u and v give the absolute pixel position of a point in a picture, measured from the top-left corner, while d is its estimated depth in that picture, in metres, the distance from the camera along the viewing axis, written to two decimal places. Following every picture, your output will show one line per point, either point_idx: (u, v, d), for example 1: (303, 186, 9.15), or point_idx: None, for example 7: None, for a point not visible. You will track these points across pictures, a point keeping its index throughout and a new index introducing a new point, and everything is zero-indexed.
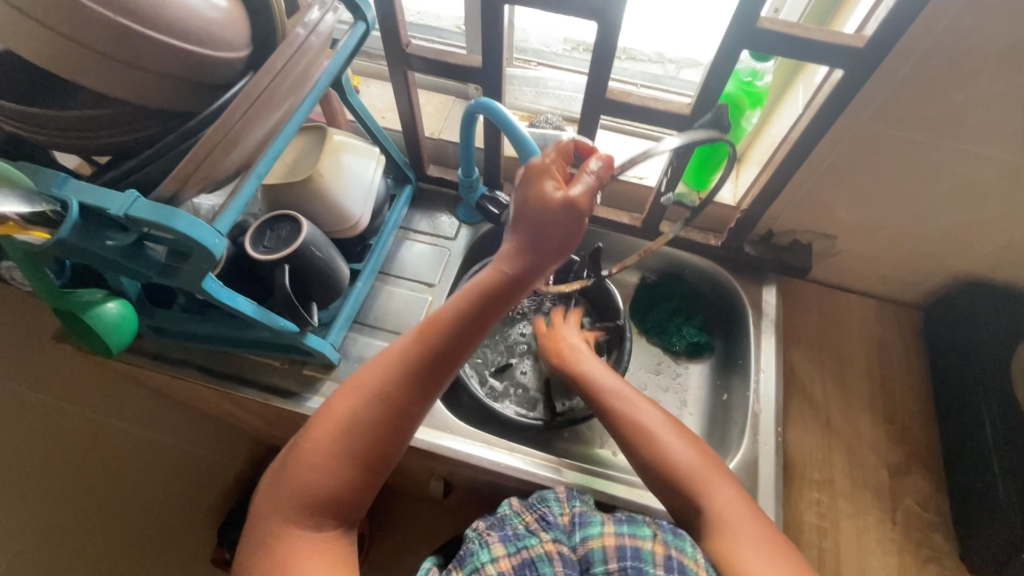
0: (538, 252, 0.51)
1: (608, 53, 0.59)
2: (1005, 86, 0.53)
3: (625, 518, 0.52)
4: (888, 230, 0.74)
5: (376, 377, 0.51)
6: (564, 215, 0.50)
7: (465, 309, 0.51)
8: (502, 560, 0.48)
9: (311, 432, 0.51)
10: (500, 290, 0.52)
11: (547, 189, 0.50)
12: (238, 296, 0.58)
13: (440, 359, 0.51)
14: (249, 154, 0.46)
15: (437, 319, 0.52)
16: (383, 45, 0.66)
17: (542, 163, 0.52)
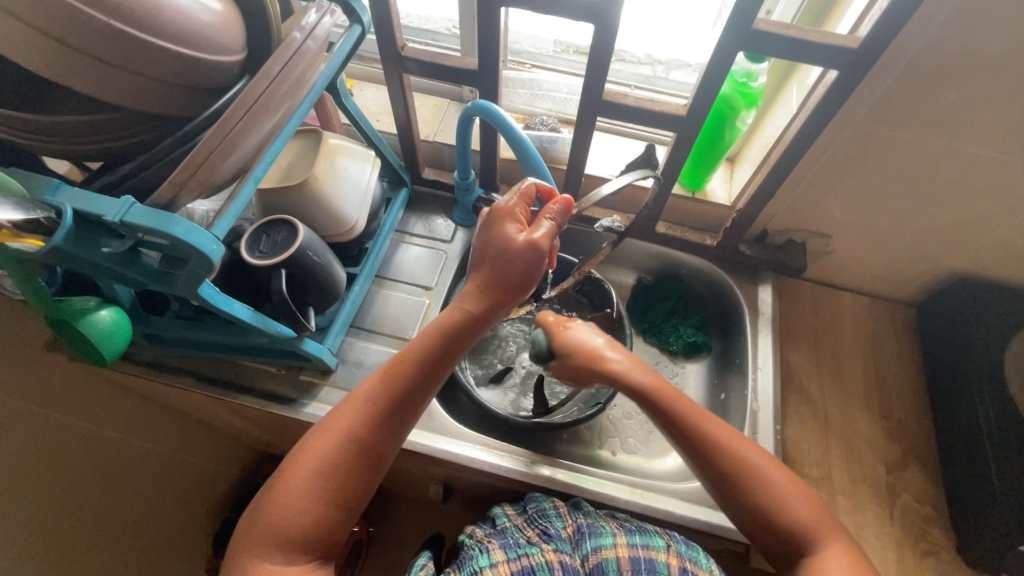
0: (501, 287, 0.55)
1: (605, 55, 0.59)
2: (996, 85, 0.54)
3: (637, 531, 0.54)
4: (882, 227, 0.75)
5: (345, 418, 0.51)
6: (528, 256, 0.54)
7: (429, 349, 0.54)
8: (501, 566, 0.50)
9: (282, 475, 0.50)
10: (462, 330, 0.54)
11: (513, 234, 0.54)
12: (234, 302, 0.57)
13: (408, 397, 0.53)
14: (246, 158, 0.45)
15: (403, 360, 0.53)
16: (378, 47, 0.65)
17: (508, 206, 0.55)
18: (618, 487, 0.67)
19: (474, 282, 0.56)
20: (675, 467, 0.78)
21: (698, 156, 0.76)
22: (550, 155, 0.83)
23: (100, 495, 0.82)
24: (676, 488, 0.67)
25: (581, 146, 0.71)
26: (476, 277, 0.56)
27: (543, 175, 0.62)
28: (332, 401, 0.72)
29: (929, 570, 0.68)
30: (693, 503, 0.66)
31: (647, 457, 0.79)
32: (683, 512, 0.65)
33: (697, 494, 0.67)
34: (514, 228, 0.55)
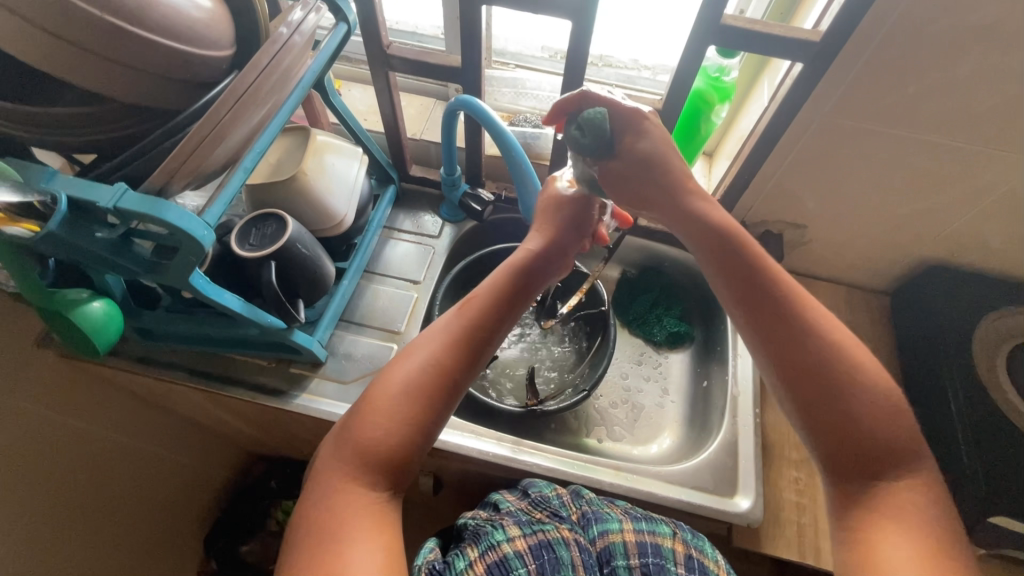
0: (560, 229, 0.59)
1: (582, 51, 0.61)
2: (951, 75, 0.57)
3: (642, 518, 0.55)
4: (854, 217, 0.78)
5: (430, 341, 0.50)
6: (577, 201, 0.60)
7: (507, 283, 0.55)
8: (518, 540, 0.50)
9: (368, 397, 0.48)
10: (533, 268, 0.57)
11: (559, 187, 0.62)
12: (225, 292, 0.58)
13: (489, 326, 0.52)
14: (236, 148, 0.47)
15: (481, 291, 0.54)
16: (364, 45, 0.67)
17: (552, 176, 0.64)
18: (603, 471, 0.68)
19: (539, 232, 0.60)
20: (658, 454, 0.80)
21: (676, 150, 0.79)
22: (534, 151, 0.85)
23: (92, 491, 0.83)
24: (659, 471, 0.69)
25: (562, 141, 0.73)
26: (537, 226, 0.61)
27: (525, 168, 0.64)
28: (322, 393, 0.73)
29: None
30: (675, 484, 0.68)
31: (632, 444, 0.81)
32: (666, 493, 0.67)
33: (679, 477, 0.69)
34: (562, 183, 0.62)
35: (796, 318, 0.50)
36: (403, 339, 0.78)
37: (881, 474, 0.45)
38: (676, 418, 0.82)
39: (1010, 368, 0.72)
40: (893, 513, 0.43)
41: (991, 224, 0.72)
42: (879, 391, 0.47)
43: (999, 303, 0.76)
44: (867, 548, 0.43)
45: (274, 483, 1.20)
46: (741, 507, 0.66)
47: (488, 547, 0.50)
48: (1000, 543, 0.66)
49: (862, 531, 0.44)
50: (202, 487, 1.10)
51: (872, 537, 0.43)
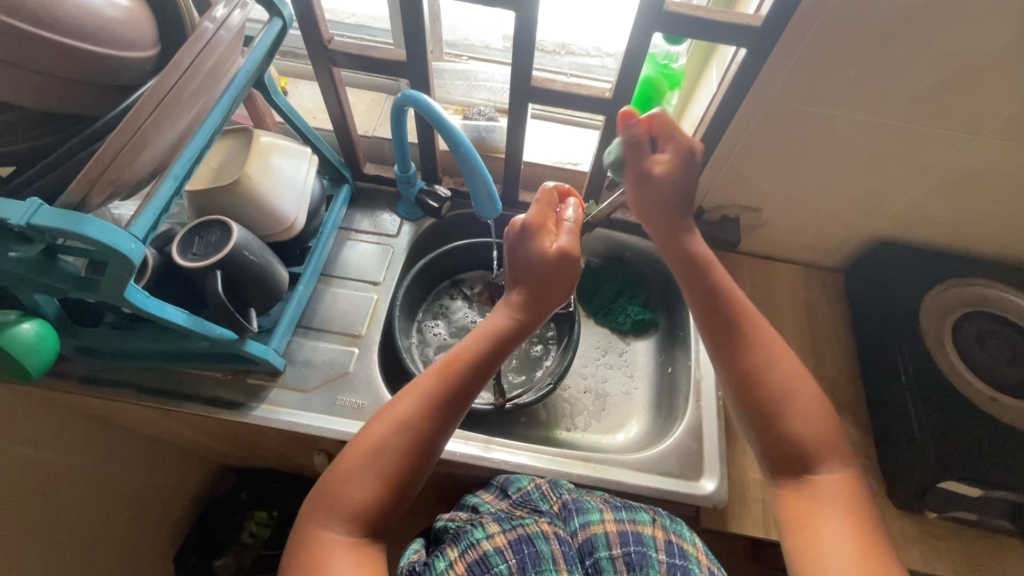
0: (546, 299, 0.54)
1: (528, 42, 0.60)
2: (887, 56, 0.58)
3: (622, 507, 0.54)
4: (805, 199, 0.80)
5: (404, 407, 0.49)
6: (565, 266, 0.53)
7: (488, 351, 0.52)
8: (498, 536, 0.50)
9: (345, 453, 0.48)
10: (517, 336, 0.53)
11: (544, 247, 0.53)
12: (167, 306, 0.56)
13: (465, 391, 0.51)
14: (163, 152, 0.44)
15: (460, 355, 0.51)
16: (304, 41, 0.65)
17: (536, 218, 0.54)
18: (573, 463, 0.68)
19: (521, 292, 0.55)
20: (626, 443, 0.80)
21: None
22: (488, 145, 0.84)
23: (47, 519, 0.79)
24: (627, 460, 0.70)
25: (516, 133, 0.72)
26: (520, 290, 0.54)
27: (476, 164, 0.61)
28: (282, 403, 0.71)
29: None
30: (643, 472, 0.69)
31: (600, 433, 0.81)
32: (634, 481, 0.67)
33: (649, 464, 0.70)
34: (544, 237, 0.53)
35: (741, 319, 0.55)
36: (364, 342, 0.77)
37: (805, 466, 0.49)
38: (643, 405, 0.83)
39: (955, 337, 0.75)
40: (820, 501, 0.47)
41: (934, 199, 0.74)
42: (805, 392, 0.52)
43: (942, 276, 0.79)
44: (802, 529, 0.46)
45: (245, 495, 1.17)
46: (707, 489, 0.67)
47: (468, 546, 0.50)
48: (951, 507, 0.68)
49: (798, 515, 0.47)
50: (168, 505, 1.06)
51: (811, 521, 0.46)
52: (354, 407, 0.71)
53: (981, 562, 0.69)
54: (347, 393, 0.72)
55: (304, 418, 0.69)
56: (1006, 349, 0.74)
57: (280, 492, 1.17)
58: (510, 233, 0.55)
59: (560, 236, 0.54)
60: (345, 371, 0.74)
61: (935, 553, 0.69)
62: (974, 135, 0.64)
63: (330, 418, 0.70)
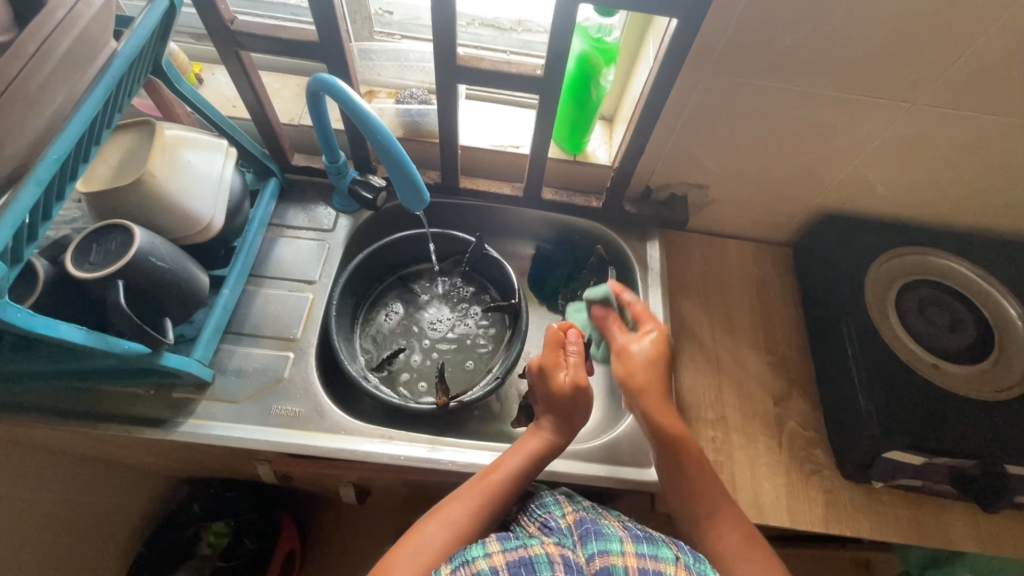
0: (567, 423, 0.62)
1: (448, 17, 0.55)
2: (822, 23, 0.56)
3: (644, 539, 0.51)
4: (750, 174, 0.78)
5: (457, 513, 0.54)
6: (580, 396, 0.61)
7: (524, 466, 0.59)
8: (496, 555, 0.48)
9: (398, 548, 0.52)
10: (547, 456, 0.61)
11: (559, 380, 0.61)
12: (61, 324, 0.50)
13: (504, 499, 0.57)
14: (17, 154, 0.38)
15: (500, 468, 0.58)
16: (202, 22, 0.58)
17: (549, 359, 0.63)
18: None
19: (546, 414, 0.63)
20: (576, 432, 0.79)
21: (571, 119, 0.75)
22: (423, 129, 0.80)
23: None
24: (577, 450, 0.68)
25: (448, 116, 0.67)
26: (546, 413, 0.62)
27: (396, 151, 0.57)
28: (212, 416, 0.66)
29: (814, 488, 0.72)
30: (592, 461, 0.68)
31: None
32: (584, 471, 0.67)
33: (601, 452, 0.69)
34: (559, 371, 0.62)
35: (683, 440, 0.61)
36: (300, 346, 0.72)
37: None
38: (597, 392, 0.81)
39: (898, 307, 0.76)
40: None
41: (876, 169, 0.74)
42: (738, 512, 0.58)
43: (884, 246, 0.79)
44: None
45: (198, 507, 1.12)
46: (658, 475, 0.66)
47: (462, 563, 0.48)
48: (895, 475, 0.69)
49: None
50: (117, 524, 1.00)
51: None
52: (291, 416, 0.67)
53: (926, 527, 0.70)
54: (283, 401, 0.68)
55: (237, 430, 0.65)
56: (946, 316, 0.76)
57: (235, 503, 1.12)
58: (531, 372, 0.65)
59: (570, 368, 0.62)
60: (280, 378, 0.70)
61: (883, 521, 0.70)
62: (912, 103, 0.64)
63: (264, 429, 0.66)
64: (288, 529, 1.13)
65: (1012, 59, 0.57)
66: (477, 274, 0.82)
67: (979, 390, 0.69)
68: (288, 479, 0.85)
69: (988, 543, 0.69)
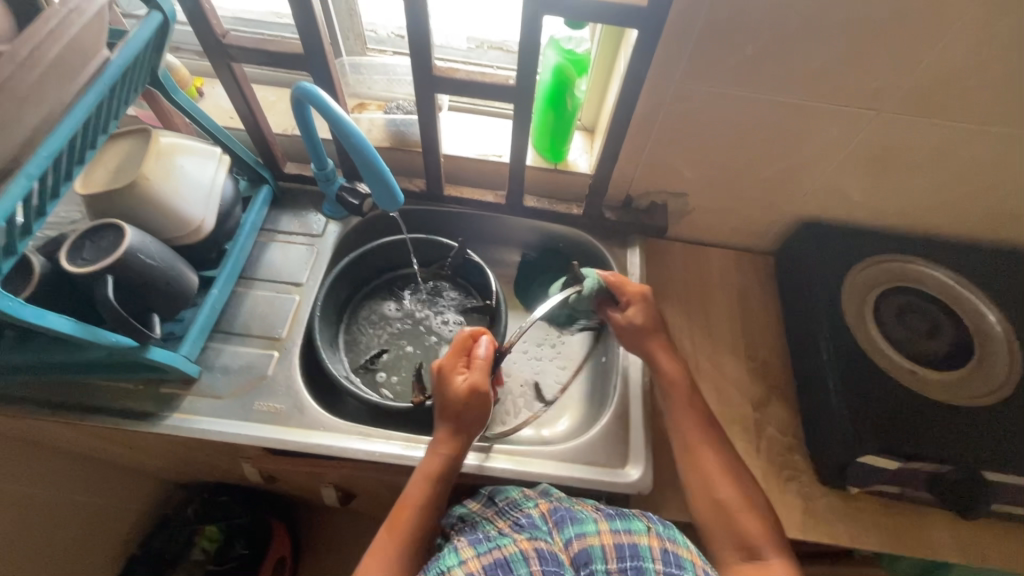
0: (463, 428, 0.62)
1: (422, 28, 0.58)
2: (778, 34, 0.59)
3: (617, 515, 0.53)
4: (726, 182, 0.80)
5: (381, 570, 0.55)
6: (475, 399, 0.62)
7: (426, 494, 0.59)
8: (471, 561, 0.49)
9: None
10: (448, 472, 0.61)
11: (457, 382, 0.62)
12: (48, 313, 0.53)
13: (416, 536, 0.58)
14: (9, 150, 0.42)
15: (404, 509, 0.59)
16: (196, 36, 0.63)
17: (446, 364, 0.64)
18: (496, 456, 0.68)
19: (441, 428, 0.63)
20: (553, 437, 0.79)
21: (551, 129, 0.78)
22: (409, 139, 0.83)
23: None
24: (552, 451, 0.69)
25: (428, 125, 0.70)
26: (440, 426, 0.62)
27: (374, 156, 0.60)
28: (196, 411, 0.68)
29: (792, 494, 0.71)
30: (566, 462, 0.68)
31: (535, 427, 0.80)
32: (558, 471, 0.67)
33: (574, 454, 0.69)
34: (458, 377, 0.63)
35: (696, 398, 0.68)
36: (285, 345, 0.75)
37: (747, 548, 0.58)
38: (577, 397, 0.82)
39: (876, 313, 0.76)
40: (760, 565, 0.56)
41: (849, 176, 0.75)
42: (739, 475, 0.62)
43: (861, 253, 0.80)
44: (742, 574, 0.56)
45: (190, 511, 1.12)
46: (632, 476, 0.67)
47: (439, 573, 0.49)
48: (874, 481, 0.68)
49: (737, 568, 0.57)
50: (111, 523, 1.02)
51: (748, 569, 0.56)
52: (272, 412, 0.69)
53: (907, 534, 0.69)
54: (266, 398, 0.70)
55: (220, 425, 0.67)
56: (925, 323, 0.76)
57: (228, 506, 1.11)
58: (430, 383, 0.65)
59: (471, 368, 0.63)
60: (264, 375, 0.72)
61: (862, 528, 0.69)
62: (877, 110, 0.65)
63: (246, 424, 0.68)
64: (280, 536, 1.13)
65: (969, 66, 0.59)
66: (461, 278, 0.85)
67: (956, 396, 0.69)
68: (273, 480, 0.86)
69: (970, 553, 0.67)
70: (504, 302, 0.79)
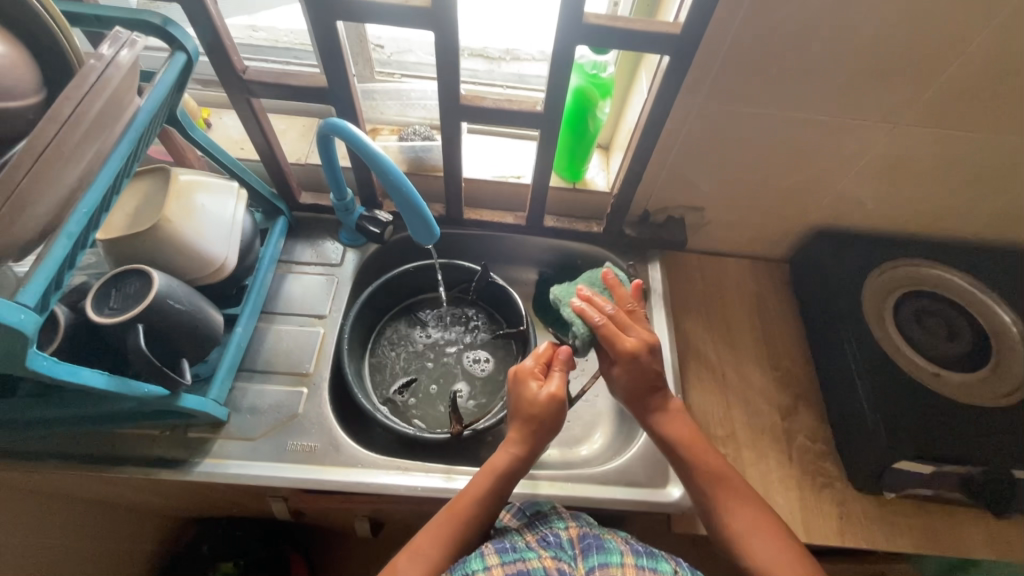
0: (536, 434, 0.61)
1: (452, 59, 0.58)
2: (804, 53, 0.60)
3: (644, 552, 0.52)
4: (743, 196, 0.81)
5: (433, 551, 0.56)
6: (553, 410, 0.61)
7: (490, 489, 0.59)
8: (495, 569, 0.50)
9: None
10: (514, 473, 0.61)
11: (534, 389, 0.62)
12: (83, 368, 0.51)
13: (471, 529, 0.58)
14: (51, 210, 0.40)
15: (465, 498, 0.59)
16: (216, 72, 0.61)
17: (526, 369, 0.63)
18: (538, 483, 0.67)
19: (513, 428, 0.63)
20: (587, 456, 0.79)
21: (571, 149, 0.78)
22: (427, 164, 0.82)
23: None
24: (592, 473, 0.69)
25: (452, 152, 0.70)
26: (515, 424, 0.62)
27: (407, 189, 0.59)
28: (228, 454, 0.67)
29: (827, 501, 0.72)
30: (607, 484, 0.68)
31: (567, 447, 0.80)
32: (600, 494, 0.67)
33: (614, 475, 0.69)
34: (536, 385, 0.62)
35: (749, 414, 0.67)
36: (313, 380, 0.73)
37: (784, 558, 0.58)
38: (608, 415, 0.82)
39: (896, 318, 0.78)
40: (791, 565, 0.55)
41: (864, 186, 0.77)
42: None
43: (877, 260, 0.82)
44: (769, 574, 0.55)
45: (206, 547, 1.09)
46: (673, 495, 0.67)
47: None
48: (906, 485, 0.70)
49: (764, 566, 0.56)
50: (126, 568, 0.99)
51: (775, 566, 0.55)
52: (307, 451, 0.68)
53: (939, 533, 0.70)
54: (298, 436, 0.69)
55: (255, 468, 0.66)
56: (944, 326, 0.78)
57: (245, 541, 1.09)
58: (510, 381, 0.65)
59: (549, 381, 0.63)
60: (295, 413, 0.71)
61: (896, 531, 0.70)
62: (895, 123, 0.67)
63: (281, 466, 0.66)
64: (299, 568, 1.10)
65: (985, 80, 0.60)
66: (485, 301, 0.84)
67: (980, 396, 0.71)
68: (301, 515, 0.84)
69: (1001, 550, 0.69)
70: (531, 325, 0.78)
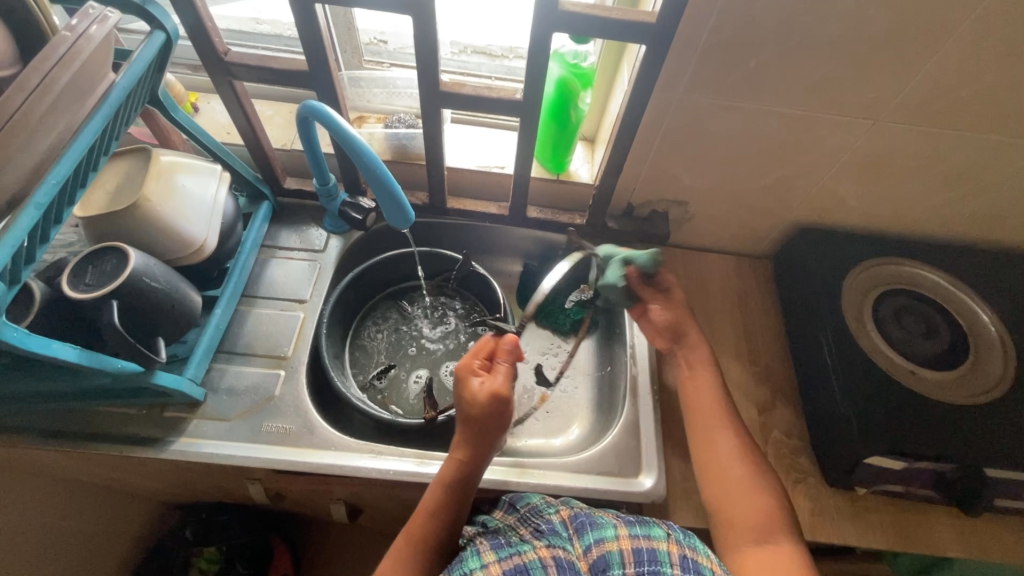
0: (479, 435, 0.59)
1: (430, 44, 0.58)
2: (780, 46, 0.60)
3: (636, 521, 0.52)
4: (725, 191, 0.82)
5: None
6: (493, 408, 0.59)
7: (439, 501, 0.58)
8: (492, 566, 0.49)
9: None
10: (464, 478, 0.59)
11: (474, 389, 0.59)
12: (56, 342, 0.51)
13: (428, 542, 0.57)
14: (18, 179, 0.40)
15: (417, 517, 0.58)
16: (197, 54, 0.61)
17: (464, 366, 0.61)
18: (511, 470, 0.67)
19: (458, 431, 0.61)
20: (564, 446, 0.79)
21: (554, 140, 0.79)
22: (411, 152, 0.83)
23: None
24: (565, 463, 0.69)
25: (434, 139, 0.70)
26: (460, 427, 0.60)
27: (381, 171, 0.59)
28: (204, 434, 0.67)
29: (800, 495, 0.73)
30: (580, 473, 0.69)
31: (543, 437, 0.80)
32: (572, 482, 0.67)
33: (588, 464, 0.70)
34: (476, 382, 0.60)
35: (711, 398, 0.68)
36: (291, 364, 0.74)
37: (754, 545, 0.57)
38: (586, 406, 0.82)
39: (875, 316, 0.78)
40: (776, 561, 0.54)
41: (845, 183, 0.77)
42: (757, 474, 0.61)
43: (858, 257, 0.82)
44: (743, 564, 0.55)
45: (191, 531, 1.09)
46: (646, 485, 0.67)
47: None
48: (877, 480, 0.70)
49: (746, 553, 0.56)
50: (110, 549, 0.99)
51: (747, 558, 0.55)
52: (282, 433, 0.68)
53: (912, 529, 0.71)
54: (273, 419, 0.69)
55: (229, 448, 0.66)
56: (921, 324, 0.78)
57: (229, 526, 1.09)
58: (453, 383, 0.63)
59: (492, 377, 0.60)
60: (271, 396, 0.71)
61: (869, 527, 0.71)
62: (874, 119, 0.67)
63: (256, 447, 0.67)
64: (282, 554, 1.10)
65: (962, 78, 0.61)
66: (466, 290, 0.85)
67: (955, 394, 0.71)
68: (279, 499, 0.84)
69: (973, 549, 0.69)
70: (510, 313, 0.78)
